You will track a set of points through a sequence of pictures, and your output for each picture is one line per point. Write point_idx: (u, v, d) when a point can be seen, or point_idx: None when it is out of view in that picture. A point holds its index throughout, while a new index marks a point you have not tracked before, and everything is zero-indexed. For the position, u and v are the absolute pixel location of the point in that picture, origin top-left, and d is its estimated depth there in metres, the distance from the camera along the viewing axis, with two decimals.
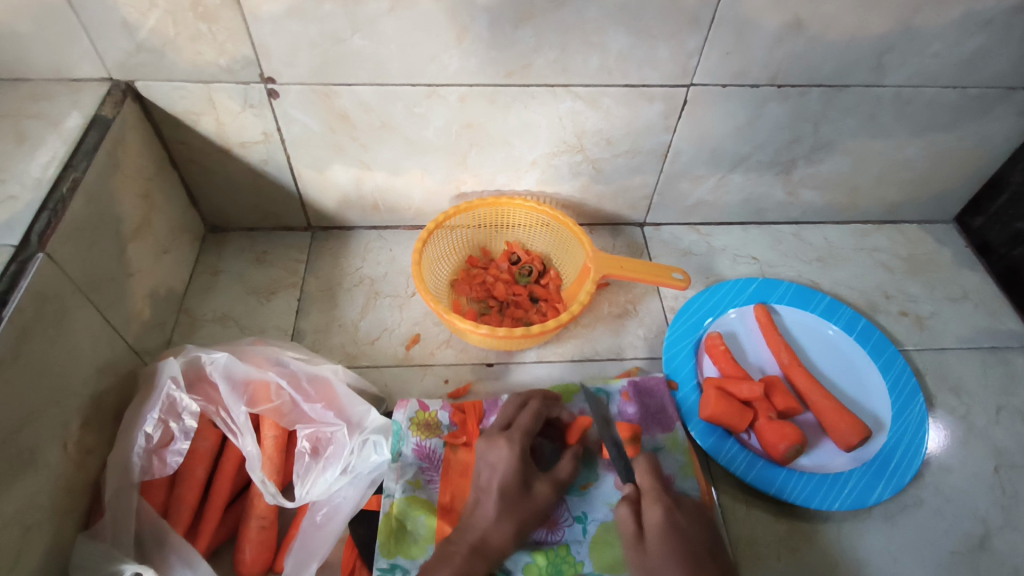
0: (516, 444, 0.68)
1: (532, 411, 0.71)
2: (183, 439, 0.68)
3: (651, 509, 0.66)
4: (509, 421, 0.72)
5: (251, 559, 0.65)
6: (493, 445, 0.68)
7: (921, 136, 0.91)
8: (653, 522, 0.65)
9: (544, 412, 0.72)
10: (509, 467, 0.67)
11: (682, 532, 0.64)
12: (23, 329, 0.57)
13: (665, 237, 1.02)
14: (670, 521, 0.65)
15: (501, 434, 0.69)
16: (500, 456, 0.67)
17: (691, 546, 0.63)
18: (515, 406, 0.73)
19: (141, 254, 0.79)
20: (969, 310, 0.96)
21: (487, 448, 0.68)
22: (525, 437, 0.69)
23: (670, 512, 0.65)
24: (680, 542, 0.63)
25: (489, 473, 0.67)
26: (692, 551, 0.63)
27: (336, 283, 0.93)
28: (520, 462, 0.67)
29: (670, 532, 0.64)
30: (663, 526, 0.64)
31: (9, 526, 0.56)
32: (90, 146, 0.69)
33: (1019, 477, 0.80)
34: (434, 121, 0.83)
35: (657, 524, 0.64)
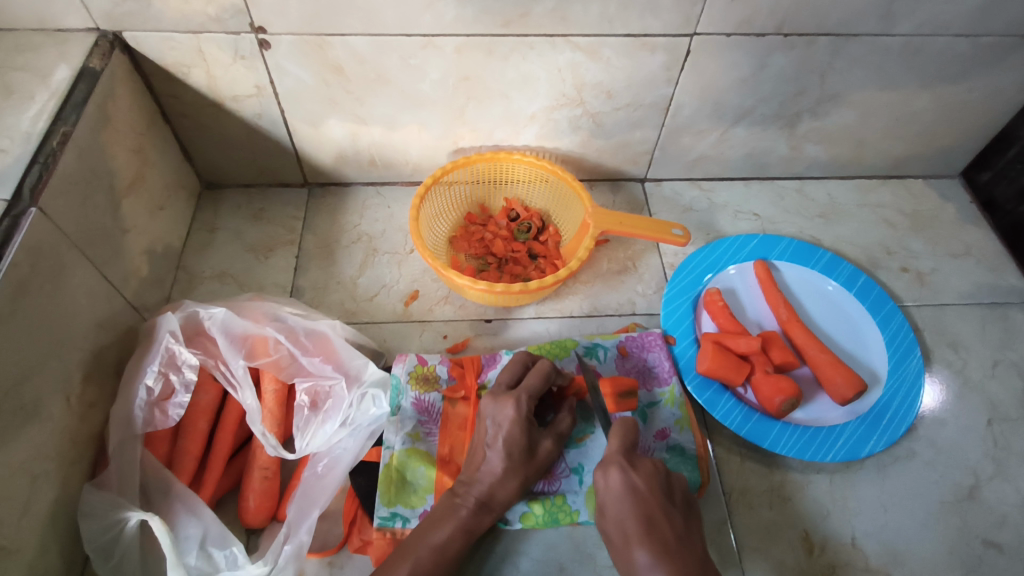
0: (524, 407, 0.65)
1: (542, 375, 0.67)
2: (183, 392, 0.69)
3: (610, 473, 0.62)
4: (516, 380, 0.68)
5: (255, 508, 0.67)
6: (501, 405, 0.65)
7: (931, 87, 0.89)
8: (613, 485, 0.61)
9: (553, 377, 0.68)
10: (515, 428, 0.64)
11: (641, 492, 0.61)
12: (20, 283, 0.57)
13: (666, 193, 1.01)
14: (629, 484, 0.61)
15: (509, 394, 0.66)
16: (506, 416, 0.64)
17: (652, 506, 0.60)
18: (522, 364, 0.70)
19: (136, 210, 0.78)
20: (971, 266, 0.95)
21: (494, 407, 0.65)
22: (531, 399, 0.66)
23: (628, 474, 0.62)
24: (639, 503, 0.60)
25: (495, 432, 0.64)
26: (650, 511, 0.60)
27: (334, 240, 0.92)
28: (526, 425, 0.64)
29: (629, 495, 0.60)
30: (621, 488, 0.61)
31: (16, 475, 0.57)
32: (80, 99, 0.68)
33: (1012, 429, 0.80)
34: (430, 74, 0.81)
35: (615, 489, 0.61)
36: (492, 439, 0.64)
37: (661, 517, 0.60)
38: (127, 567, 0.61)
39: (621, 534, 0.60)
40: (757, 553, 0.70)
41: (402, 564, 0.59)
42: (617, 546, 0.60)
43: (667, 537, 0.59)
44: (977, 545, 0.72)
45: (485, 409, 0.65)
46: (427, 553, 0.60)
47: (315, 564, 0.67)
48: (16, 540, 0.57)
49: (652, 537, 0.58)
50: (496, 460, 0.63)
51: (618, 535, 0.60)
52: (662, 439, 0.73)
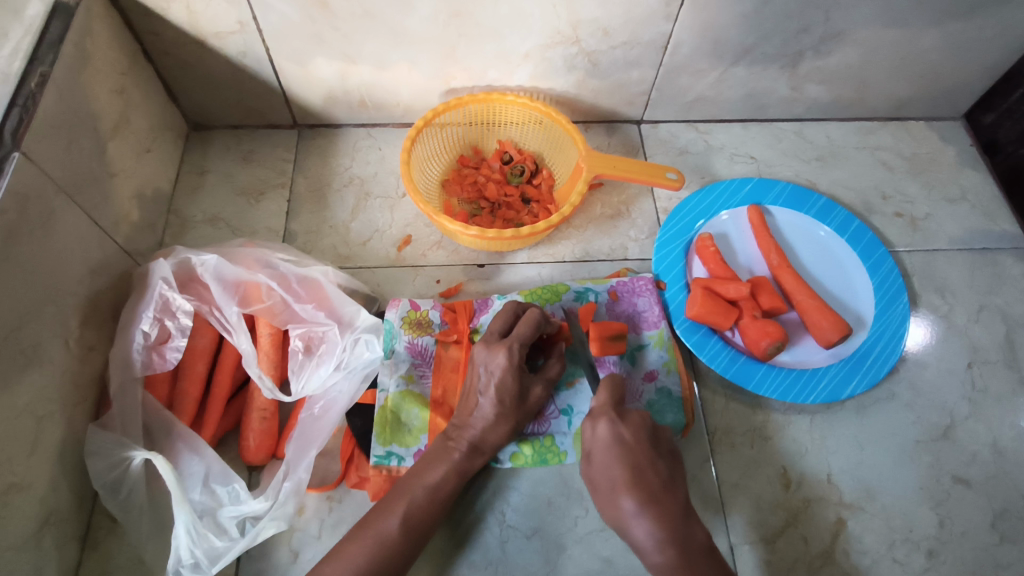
0: (517, 355, 0.65)
1: (532, 322, 0.67)
2: (180, 336, 0.70)
3: (598, 425, 0.63)
4: (508, 328, 0.69)
5: (255, 446, 0.70)
6: (493, 353, 0.66)
7: (939, 25, 0.86)
8: (600, 438, 0.62)
9: (543, 325, 0.68)
10: (508, 375, 0.65)
11: (628, 445, 0.62)
12: (9, 230, 0.58)
13: (662, 135, 0.99)
14: (617, 436, 0.62)
15: (501, 342, 0.66)
16: (498, 364, 0.65)
17: (638, 457, 0.61)
18: (514, 313, 0.70)
19: (123, 153, 0.77)
20: (965, 211, 0.95)
21: (487, 356, 0.66)
22: (523, 347, 0.66)
23: (616, 426, 0.62)
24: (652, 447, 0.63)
25: (488, 379, 0.65)
26: (637, 461, 0.61)
27: (325, 183, 0.92)
28: (518, 372, 0.65)
29: (617, 446, 0.62)
30: (609, 440, 0.62)
31: (21, 416, 0.59)
32: (56, 38, 0.66)
33: (991, 372, 0.83)
34: (419, 10, 0.77)
35: (603, 440, 0.62)
36: (485, 386, 0.65)
37: (647, 466, 0.61)
38: (135, 502, 0.64)
39: (606, 482, 0.61)
40: (737, 489, 0.74)
41: (398, 502, 0.61)
42: (603, 493, 0.62)
43: (655, 481, 0.60)
44: (946, 481, 0.76)
45: (478, 357, 0.66)
46: (421, 491, 0.62)
47: (314, 498, 0.71)
48: (26, 477, 0.59)
49: (636, 483, 0.59)
50: (488, 406, 0.65)
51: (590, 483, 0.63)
52: (649, 381, 0.76)
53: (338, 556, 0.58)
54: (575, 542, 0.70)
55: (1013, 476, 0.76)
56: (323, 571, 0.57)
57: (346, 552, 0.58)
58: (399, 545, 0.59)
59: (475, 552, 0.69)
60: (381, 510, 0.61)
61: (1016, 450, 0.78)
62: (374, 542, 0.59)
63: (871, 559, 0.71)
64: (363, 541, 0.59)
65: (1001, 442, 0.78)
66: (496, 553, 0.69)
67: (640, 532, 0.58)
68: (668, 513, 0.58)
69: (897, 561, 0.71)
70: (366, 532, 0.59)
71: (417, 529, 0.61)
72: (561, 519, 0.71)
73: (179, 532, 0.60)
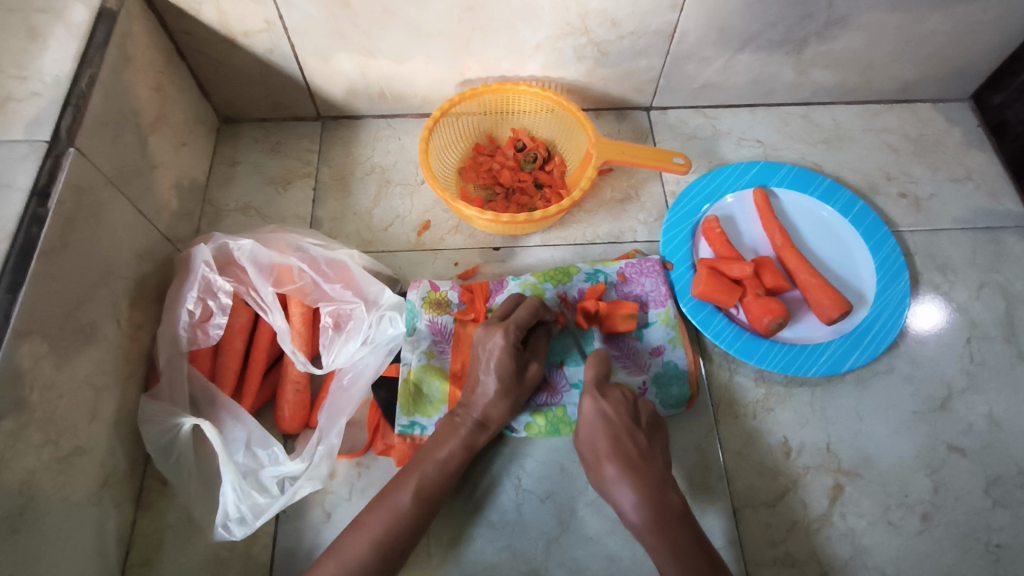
0: (513, 335, 0.70)
1: (530, 308, 0.72)
2: (221, 314, 0.76)
3: (582, 401, 0.70)
4: (508, 313, 0.74)
5: (290, 416, 0.76)
6: (491, 334, 0.70)
7: (943, 8, 0.88)
8: (585, 411, 0.70)
9: (541, 311, 0.74)
10: (506, 355, 0.69)
11: (609, 418, 0.68)
12: (68, 220, 0.63)
13: (671, 121, 1.02)
14: (598, 410, 0.69)
15: (499, 324, 0.71)
16: (497, 344, 0.69)
17: (619, 429, 0.68)
18: (514, 301, 0.76)
19: (162, 146, 0.83)
20: (969, 190, 0.97)
21: (485, 336, 0.70)
22: (520, 329, 0.71)
23: (598, 404, 0.69)
24: (609, 427, 0.68)
25: (488, 358, 0.70)
26: (616, 433, 0.68)
27: (349, 172, 0.97)
28: (515, 353, 0.70)
29: (597, 420, 0.69)
30: (591, 414, 0.69)
31: (82, 387, 0.65)
32: (101, 41, 0.71)
33: (989, 346, 0.85)
34: (434, 5, 0.82)
35: (588, 415, 0.69)
36: (486, 366, 0.70)
37: (625, 437, 0.68)
38: (184, 465, 0.71)
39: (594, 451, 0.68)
40: (739, 457, 0.78)
41: (420, 468, 0.67)
42: (592, 464, 0.69)
43: (632, 451, 0.67)
44: (943, 449, 0.79)
45: (478, 339, 0.71)
46: (440, 458, 0.68)
47: (345, 464, 0.76)
48: (88, 442, 0.66)
49: (616, 454, 0.67)
50: (490, 383, 0.70)
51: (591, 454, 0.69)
52: (657, 355, 0.80)
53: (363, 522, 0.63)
54: (585, 504, 0.75)
55: (1008, 446, 0.80)
56: (345, 540, 0.63)
57: (369, 522, 0.64)
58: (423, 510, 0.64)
59: (491, 514, 0.75)
60: (405, 477, 0.67)
61: (1012, 420, 0.81)
62: (398, 508, 0.64)
63: (866, 522, 0.75)
64: (387, 507, 0.64)
65: (997, 414, 0.81)
66: (512, 515, 0.75)
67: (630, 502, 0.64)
68: (647, 482, 0.65)
69: (892, 524, 0.75)
70: (383, 504, 0.64)
71: (429, 498, 0.66)
72: (572, 484, 0.76)
73: (226, 490, 0.67)
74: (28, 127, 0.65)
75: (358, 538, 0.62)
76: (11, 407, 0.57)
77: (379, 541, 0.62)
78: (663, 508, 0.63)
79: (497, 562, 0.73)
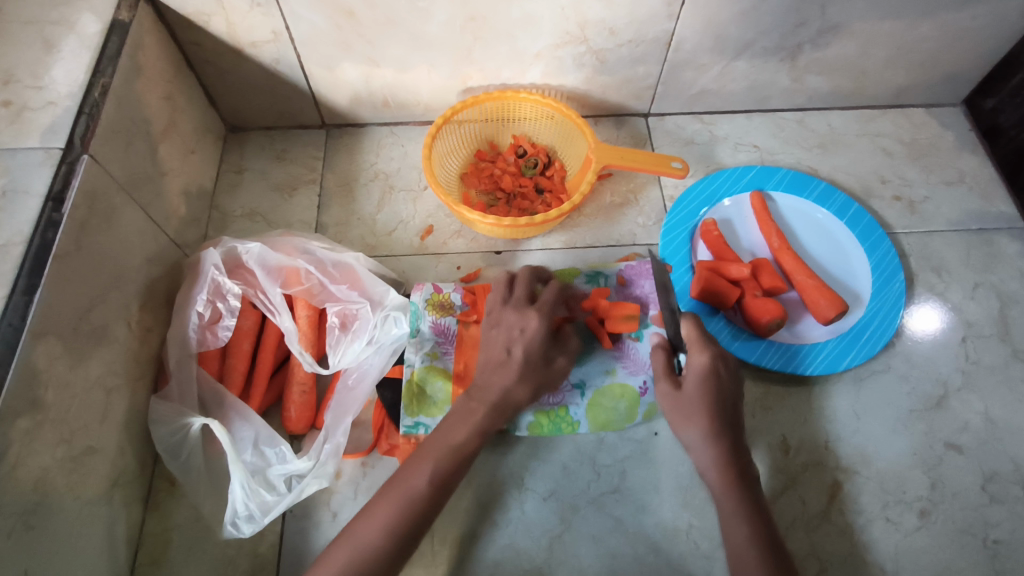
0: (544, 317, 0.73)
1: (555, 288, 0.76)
2: (229, 316, 0.77)
3: (695, 356, 0.68)
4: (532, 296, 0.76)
5: (296, 417, 0.77)
6: (525, 316, 0.72)
7: (933, 15, 0.90)
8: (695, 365, 0.68)
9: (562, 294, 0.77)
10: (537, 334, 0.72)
11: (720, 379, 0.68)
12: (81, 224, 0.65)
13: (668, 127, 1.04)
14: (712, 368, 0.68)
15: (531, 307, 0.73)
16: (529, 325, 0.72)
17: (723, 395, 0.67)
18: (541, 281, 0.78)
19: (171, 154, 0.85)
20: (963, 193, 0.99)
21: (517, 317, 0.72)
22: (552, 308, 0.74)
23: (714, 364, 0.68)
24: (716, 389, 0.67)
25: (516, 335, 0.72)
26: (723, 397, 0.67)
27: (353, 179, 0.99)
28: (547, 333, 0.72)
29: (709, 378, 0.67)
30: (703, 371, 0.67)
31: (94, 387, 0.67)
32: (113, 52, 0.73)
33: (984, 346, 0.87)
34: (437, 16, 0.84)
35: (697, 372, 0.68)
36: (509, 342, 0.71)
37: (724, 402, 0.67)
38: (193, 465, 0.72)
39: (688, 404, 0.67)
40: None
41: None
42: (676, 415, 0.68)
43: (729, 421, 0.67)
44: (939, 447, 0.80)
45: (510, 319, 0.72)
46: None
47: (350, 464, 0.78)
48: (99, 442, 0.67)
49: (712, 417, 0.66)
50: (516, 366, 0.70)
51: (685, 408, 0.67)
52: None
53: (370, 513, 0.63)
54: (588, 503, 0.76)
55: (1004, 443, 0.81)
56: None
57: None
58: None
59: (495, 513, 0.76)
60: None
61: (1007, 418, 0.82)
62: None
63: (865, 518, 0.76)
64: None
65: (993, 411, 0.82)
66: (515, 513, 0.76)
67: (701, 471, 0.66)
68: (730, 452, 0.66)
69: (891, 520, 0.76)
70: None
71: (445, 484, 0.65)
72: (575, 483, 0.77)
73: (235, 488, 0.68)
74: (43, 134, 0.67)
75: None
76: (28, 407, 0.58)
77: None
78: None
79: (502, 560, 0.74)
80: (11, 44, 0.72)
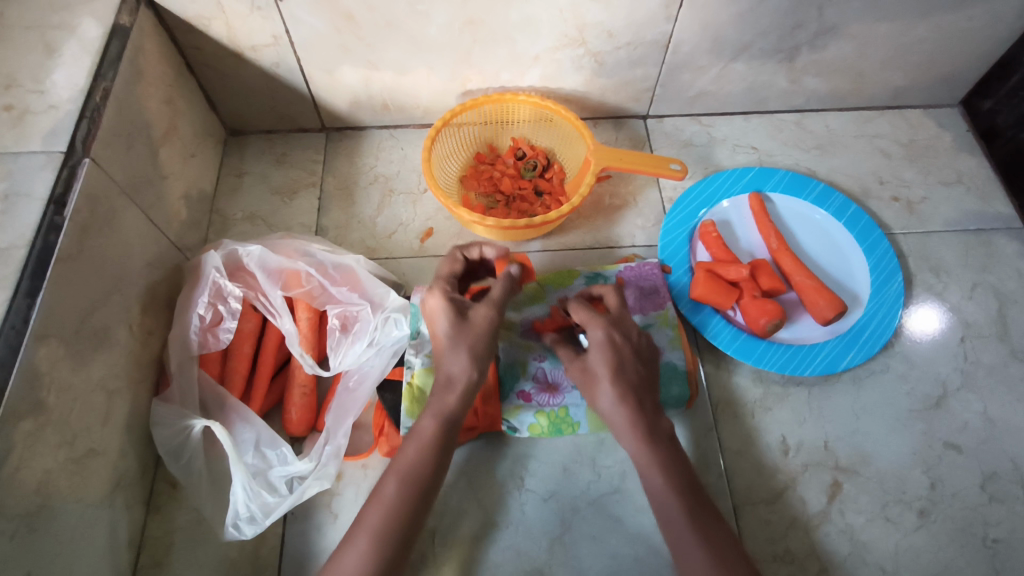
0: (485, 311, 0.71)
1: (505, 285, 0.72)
2: (231, 319, 0.78)
3: (593, 329, 0.71)
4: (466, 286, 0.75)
5: (297, 419, 0.78)
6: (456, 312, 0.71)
7: (929, 17, 0.90)
8: (593, 338, 0.70)
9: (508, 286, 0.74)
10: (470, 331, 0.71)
11: (617, 346, 0.70)
12: (83, 228, 0.65)
13: (667, 129, 1.04)
14: (608, 337, 0.70)
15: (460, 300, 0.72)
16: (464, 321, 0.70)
17: (623, 358, 0.70)
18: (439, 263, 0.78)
19: (172, 157, 0.85)
20: (961, 193, 0.99)
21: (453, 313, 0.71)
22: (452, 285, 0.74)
23: (603, 335, 0.70)
24: (615, 357, 0.69)
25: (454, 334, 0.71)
26: (623, 362, 0.69)
27: (353, 181, 0.99)
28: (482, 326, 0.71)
29: (607, 346, 0.70)
30: (601, 343, 0.70)
31: (96, 390, 0.67)
32: (114, 56, 0.74)
33: (983, 345, 0.87)
34: (436, 19, 0.84)
35: (597, 342, 0.70)
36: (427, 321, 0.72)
37: (627, 367, 0.69)
38: (194, 468, 0.72)
39: (591, 373, 0.70)
40: (739, 455, 0.79)
41: None
42: (585, 387, 0.71)
43: (632, 381, 0.69)
44: (939, 447, 0.81)
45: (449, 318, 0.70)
46: None
47: (351, 466, 0.78)
48: (101, 445, 0.67)
49: (619, 380, 0.68)
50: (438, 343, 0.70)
51: (586, 377, 0.70)
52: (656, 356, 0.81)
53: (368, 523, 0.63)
54: (588, 504, 0.76)
55: (1003, 442, 0.81)
56: None
57: None
58: None
59: (496, 515, 0.76)
60: None
61: (1006, 418, 0.82)
62: None
63: (865, 518, 0.77)
64: None
65: (992, 411, 0.83)
66: (515, 515, 0.76)
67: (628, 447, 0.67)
68: (636, 411, 0.67)
69: (891, 520, 0.77)
70: None
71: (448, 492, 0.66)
72: (575, 484, 0.78)
73: (237, 490, 0.68)
74: (46, 138, 0.67)
75: None
76: (30, 409, 0.58)
77: None
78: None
79: (503, 562, 0.74)
80: (14, 48, 0.73)
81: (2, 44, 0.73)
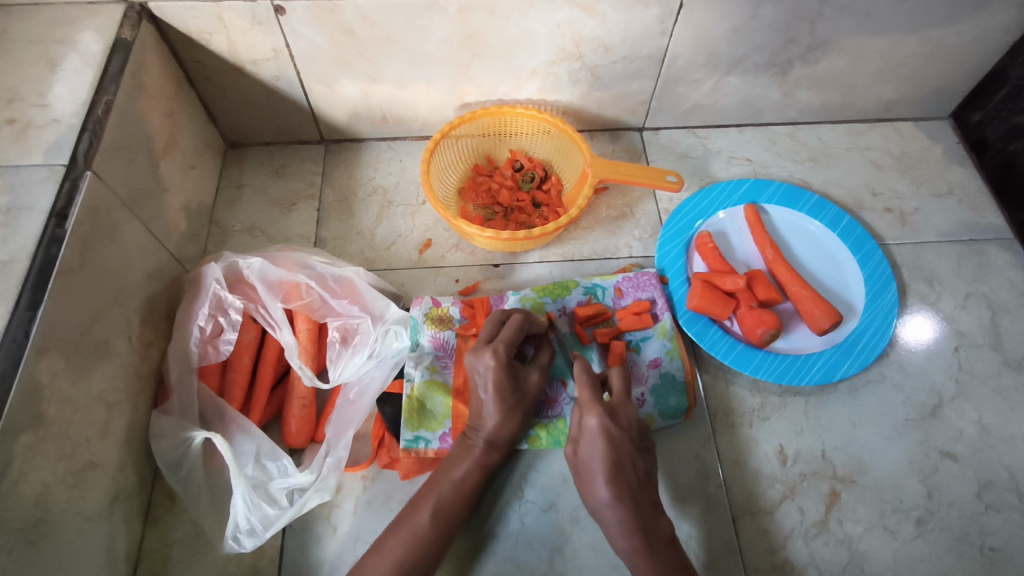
0: (504, 355, 0.71)
1: (514, 325, 0.74)
2: (231, 330, 0.78)
3: (587, 417, 0.69)
4: (493, 334, 0.75)
5: (296, 430, 0.78)
6: (481, 356, 0.72)
7: (919, 32, 0.92)
8: (590, 428, 0.68)
9: (525, 327, 0.75)
10: (501, 374, 0.71)
11: (612, 438, 0.68)
12: (84, 240, 0.66)
13: (663, 141, 1.06)
14: (604, 428, 0.68)
15: (488, 346, 0.73)
16: (488, 365, 0.71)
17: (621, 456, 0.67)
18: (497, 319, 0.76)
19: (172, 170, 0.86)
20: (952, 205, 1.01)
21: (476, 360, 0.72)
22: (508, 349, 0.72)
23: (605, 421, 0.68)
24: (610, 452, 0.67)
25: (484, 380, 0.72)
26: (620, 458, 0.67)
27: (351, 194, 1.00)
28: (509, 370, 0.71)
29: (603, 439, 0.68)
30: (596, 433, 0.68)
31: (96, 404, 0.67)
32: (116, 70, 0.74)
33: (977, 354, 0.88)
34: (436, 33, 0.85)
35: (591, 433, 0.68)
36: (485, 387, 0.72)
37: (627, 464, 0.67)
38: (194, 480, 0.73)
39: (588, 463, 0.68)
40: (738, 466, 0.80)
41: (429, 495, 0.69)
42: (585, 473, 0.68)
43: (631, 480, 0.67)
44: (934, 455, 0.81)
45: (471, 364, 0.72)
46: (448, 485, 0.69)
47: (350, 478, 0.78)
48: (100, 458, 0.67)
49: (616, 480, 0.66)
50: (492, 406, 0.72)
51: (586, 467, 0.68)
52: (654, 367, 0.82)
53: (380, 549, 0.65)
54: (587, 514, 0.77)
55: (998, 451, 0.82)
56: (368, 563, 0.64)
57: (386, 546, 0.65)
58: (431, 531, 0.66)
59: (495, 526, 0.76)
60: (414, 503, 0.69)
61: (1001, 427, 0.83)
62: (409, 533, 0.66)
63: (862, 528, 0.77)
64: (398, 533, 0.66)
65: (987, 420, 0.84)
66: (515, 526, 0.76)
67: (598, 485, 0.67)
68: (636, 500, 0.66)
69: (888, 529, 0.77)
70: (401, 528, 0.66)
71: (448, 520, 0.68)
72: (574, 495, 0.78)
73: (237, 501, 0.69)
74: (48, 152, 0.67)
75: (379, 562, 0.64)
76: (30, 422, 0.58)
77: (391, 564, 0.64)
78: (654, 535, 0.66)
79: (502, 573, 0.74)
80: (17, 62, 0.73)
81: (5, 58, 0.73)
